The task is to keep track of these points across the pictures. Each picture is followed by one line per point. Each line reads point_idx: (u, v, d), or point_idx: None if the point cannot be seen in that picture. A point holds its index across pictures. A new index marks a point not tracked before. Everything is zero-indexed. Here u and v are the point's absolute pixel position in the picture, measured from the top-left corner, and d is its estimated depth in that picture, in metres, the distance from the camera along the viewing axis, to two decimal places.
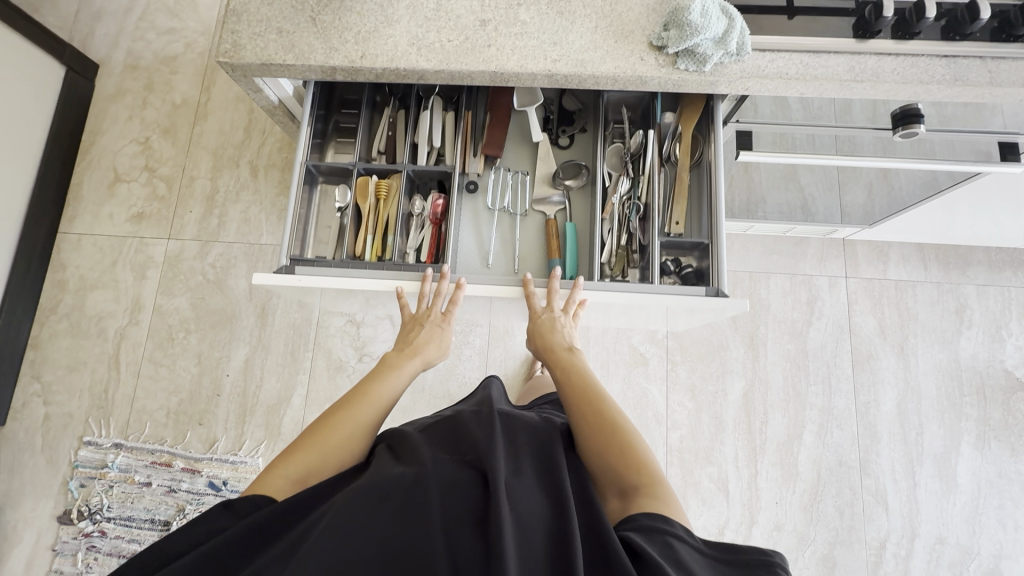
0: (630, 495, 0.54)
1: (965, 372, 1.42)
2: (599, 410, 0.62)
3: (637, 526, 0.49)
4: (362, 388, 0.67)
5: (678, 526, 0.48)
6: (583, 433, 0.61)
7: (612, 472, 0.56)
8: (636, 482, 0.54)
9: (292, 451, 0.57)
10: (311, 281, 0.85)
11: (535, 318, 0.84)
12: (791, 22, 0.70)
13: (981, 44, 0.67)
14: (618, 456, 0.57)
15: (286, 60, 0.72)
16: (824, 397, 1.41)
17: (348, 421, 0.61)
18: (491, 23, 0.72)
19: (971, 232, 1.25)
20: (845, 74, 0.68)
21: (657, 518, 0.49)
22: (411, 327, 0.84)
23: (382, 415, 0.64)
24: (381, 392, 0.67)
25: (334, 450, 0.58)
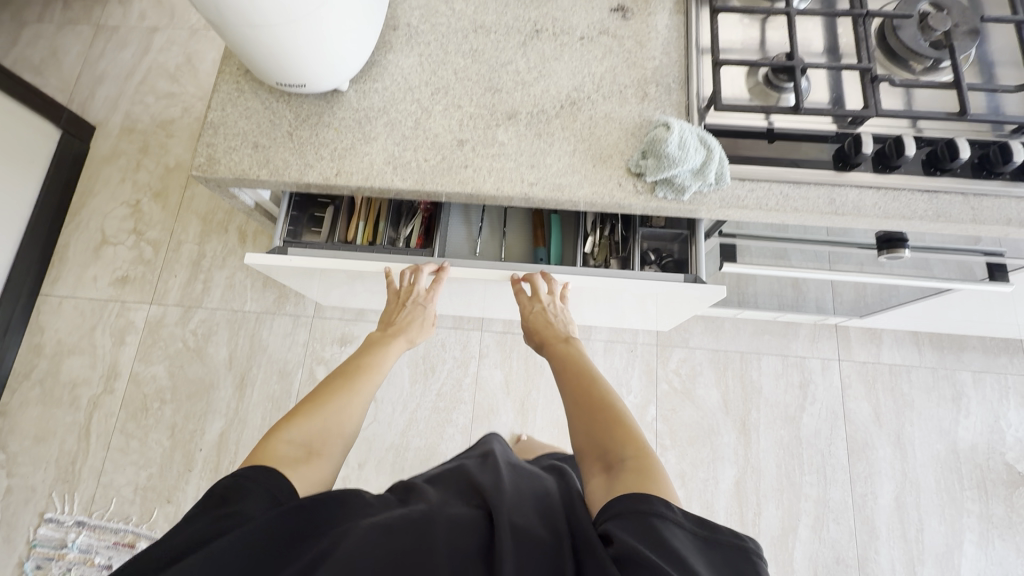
0: (616, 469, 0.56)
1: (964, 464, 1.37)
2: (593, 401, 0.67)
3: (616, 508, 0.48)
4: (348, 370, 0.75)
5: (659, 504, 0.47)
6: (578, 424, 0.65)
7: (601, 451, 0.59)
8: (626, 455, 0.57)
9: (289, 421, 0.62)
10: (304, 259, 0.77)
11: (527, 312, 0.83)
12: (772, 145, 0.70)
13: (961, 180, 0.66)
14: (609, 435, 0.61)
15: (259, 175, 0.71)
16: (819, 486, 1.36)
17: (338, 396, 0.69)
18: (468, 143, 0.71)
19: (963, 326, 1.23)
20: (825, 206, 0.67)
21: (636, 496, 0.48)
22: (396, 307, 0.85)
23: (371, 387, 0.73)
24: (370, 368, 0.76)
25: (330, 417, 0.65)
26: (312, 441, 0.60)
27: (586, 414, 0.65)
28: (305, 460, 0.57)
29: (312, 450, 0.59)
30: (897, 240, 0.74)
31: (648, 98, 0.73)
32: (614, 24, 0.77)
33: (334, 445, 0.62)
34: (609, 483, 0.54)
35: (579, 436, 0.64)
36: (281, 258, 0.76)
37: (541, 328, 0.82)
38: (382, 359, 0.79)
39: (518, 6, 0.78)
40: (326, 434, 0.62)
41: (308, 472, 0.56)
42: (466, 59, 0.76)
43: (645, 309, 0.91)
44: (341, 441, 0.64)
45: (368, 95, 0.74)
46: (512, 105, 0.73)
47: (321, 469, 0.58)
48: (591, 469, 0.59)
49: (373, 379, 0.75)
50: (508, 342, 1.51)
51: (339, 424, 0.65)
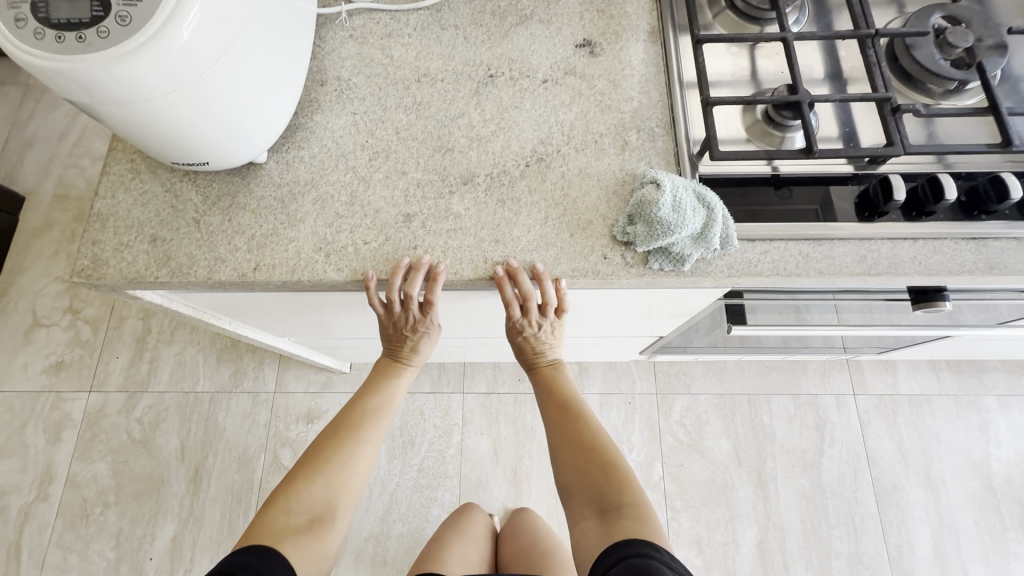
0: (613, 516, 0.59)
1: (1003, 501, 1.25)
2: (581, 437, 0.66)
3: (608, 560, 0.53)
4: (357, 407, 0.66)
5: (642, 544, 0.53)
6: (562, 461, 0.66)
7: (588, 491, 0.62)
8: (620, 502, 0.60)
9: (290, 480, 0.60)
10: (237, 296, 0.64)
11: (513, 332, 0.66)
12: (780, 193, 0.58)
13: (1013, 223, 0.55)
14: (602, 479, 0.62)
15: (159, 277, 0.57)
16: (851, 542, 1.22)
17: (346, 445, 0.63)
18: (417, 218, 0.59)
19: (990, 350, 1.13)
20: (855, 266, 0.55)
21: (621, 544, 0.54)
22: (397, 335, 0.66)
23: (381, 428, 0.66)
24: (379, 404, 0.67)
25: (334, 480, 0.61)
26: (318, 506, 0.59)
27: (570, 450, 0.65)
28: (308, 530, 0.57)
29: (316, 519, 0.58)
30: (936, 295, 0.64)
31: (628, 148, 0.61)
32: (580, 62, 0.65)
33: (341, 507, 0.60)
34: (605, 530, 0.58)
35: (564, 472, 0.65)
36: (211, 294, 0.64)
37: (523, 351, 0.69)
38: (393, 388, 0.68)
39: (467, 48, 0.67)
40: (331, 499, 0.60)
41: (309, 549, 0.56)
42: (409, 115, 0.63)
43: (644, 315, 0.78)
44: (348, 501, 0.61)
45: (292, 166, 0.61)
46: (467, 167, 0.61)
47: (325, 538, 0.58)
48: (581, 511, 0.62)
49: (383, 415, 0.67)
50: (494, 405, 1.36)
51: (345, 483, 0.61)
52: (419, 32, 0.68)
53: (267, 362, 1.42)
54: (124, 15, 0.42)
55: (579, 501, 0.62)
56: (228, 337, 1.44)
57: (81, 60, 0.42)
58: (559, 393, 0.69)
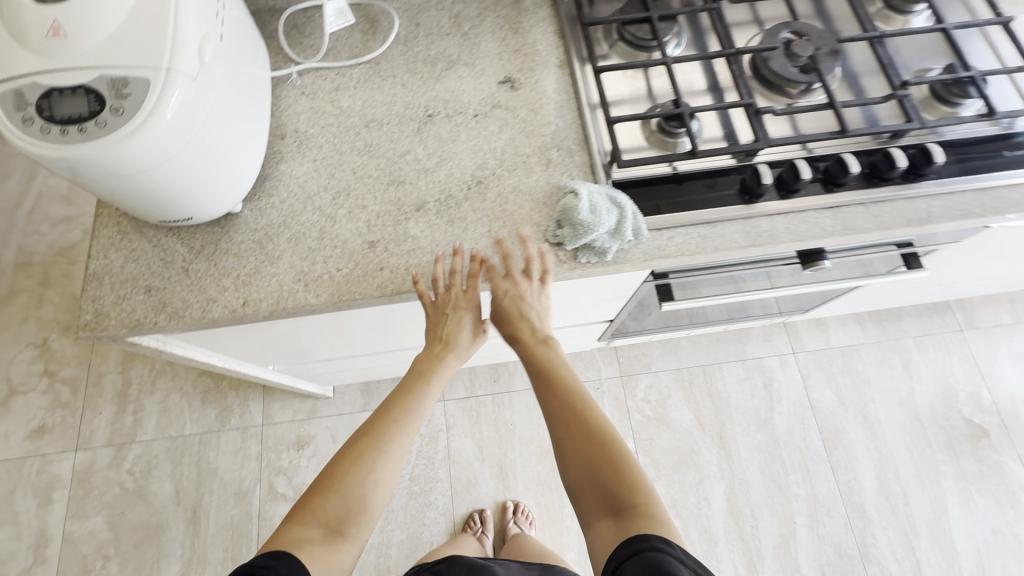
0: (626, 516, 0.58)
1: (930, 429, 1.42)
2: (596, 431, 0.62)
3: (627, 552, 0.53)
4: (386, 417, 0.63)
5: (660, 543, 0.53)
6: (575, 455, 0.62)
7: (601, 487, 0.60)
8: (634, 503, 0.58)
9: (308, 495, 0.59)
10: (229, 330, 0.72)
11: (503, 295, 0.66)
12: (680, 188, 0.71)
13: (858, 191, 0.69)
14: (617, 477, 0.60)
15: (158, 321, 0.65)
16: (807, 484, 1.36)
17: (370, 457, 0.61)
18: (380, 244, 0.68)
19: (897, 297, 1.30)
20: (742, 240, 0.68)
21: (635, 540, 0.54)
22: (437, 318, 0.67)
23: (407, 438, 0.63)
24: (408, 412, 0.64)
25: (352, 493, 0.59)
26: (334, 518, 0.58)
27: (586, 445, 0.61)
28: (324, 542, 0.56)
29: (332, 531, 0.57)
30: (818, 256, 0.76)
31: (551, 164, 0.72)
32: (504, 96, 0.77)
33: (359, 520, 0.59)
34: (618, 529, 0.57)
35: (578, 470, 0.61)
36: (205, 332, 0.72)
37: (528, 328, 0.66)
38: (423, 393, 0.66)
39: (406, 93, 0.77)
40: (349, 511, 0.58)
41: (324, 560, 0.55)
42: (362, 156, 0.73)
43: (590, 303, 0.90)
44: (367, 513, 0.59)
45: (265, 212, 0.70)
46: (418, 196, 0.71)
47: (341, 553, 0.56)
48: (594, 509, 0.60)
49: (410, 424, 0.64)
50: (474, 408, 1.46)
51: (363, 496, 0.59)
52: (363, 84, 0.78)
53: (252, 397, 1.47)
54: (118, 107, 0.51)
55: (593, 499, 0.60)
56: (211, 379, 1.49)
57: (85, 146, 0.51)
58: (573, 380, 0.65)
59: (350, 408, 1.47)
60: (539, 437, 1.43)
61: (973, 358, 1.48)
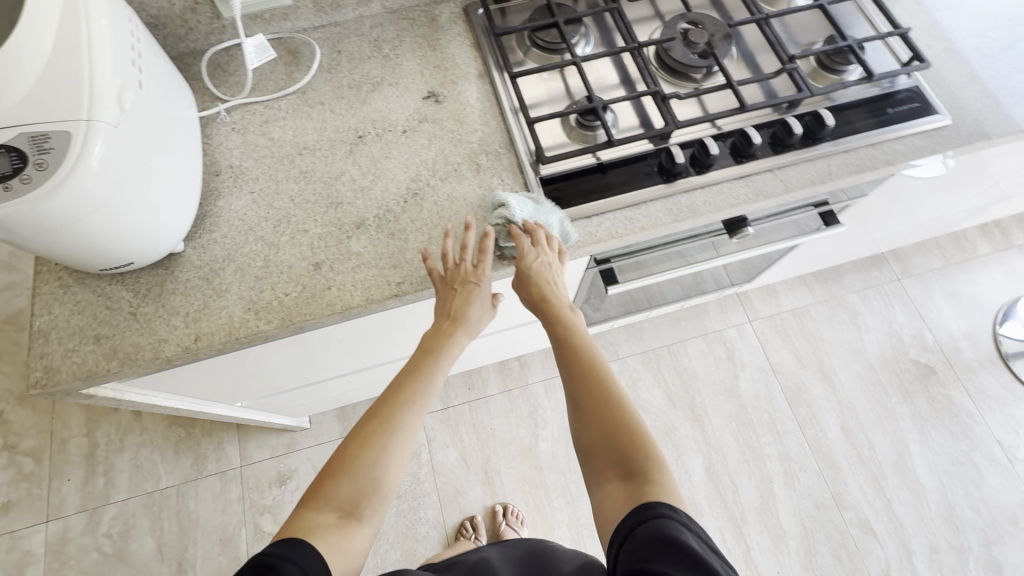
0: (637, 479, 0.59)
1: (883, 374, 1.50)
2: (606, 399, 0.63)
3: (636, 519, 0.55)
4: (397, 397, 0.61)
5: (669, 509, 0.55)
6: (587, 424, 0.63)
7: (612, 454, 0.61)
8: (644, 468, 0.59)
9: (320, 480, 0.58)
10: (186, 369, 0.73)
11: (524, 265, 0.67)
12: (606, 175, 0.75)
13: (764, 159, 0.76)
14: (627, 443, 0.61)
15: (110, 368, 0.66)
16: (778, 444, 1.43)
17: (382, 439, 0.59)
18: (325, 264, 0.71)
19: (833, 256, 1.38)
20: (666, 217, 0.73)
21: (643, 507, 0.55)
22: (446, 290, 0.67)
23: (418, 417, 0.61)
24: (419, 390, 0.62)
25: (364, 475, 0.57)
26: (348, 502, 0.57)
27: (597, 413, 0.63)
28: (339, 525, 0.56)
29: (347, 515, 0.56)
30: (742, 224, 0.82)
31: (482, 169, 0.76)
32: (430, 109, 0.80)
33: (373, 503, 0.58)
34: (629, 494, 0.58)
35: (589, 438, 0.63)
36: (162, 374, 0.72)
37: (546, 300, 0.67)
38: (434, 370, 0.64)
39: (335, 118, 0.80)
40: (362, 495, 0.57)
41: (337, 545, 0.54)
42: (298, 183, 0.76)
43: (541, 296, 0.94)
44: (381, 496, 0.58)
45: (208, 247, 0.72)
46: (357, 214, 0.73)
47: (355, 536, 0.56)
48: (604, 472, 0.61)
49: (421, 402, 0.62)
50: (452, 418, 1.47)
51: (376, 479, 0.58)
52: (292, 113, 0.80)
53: (227, 440, 1.45)
54: (40, 162, 0.52)
55: (602, 463, 0.62)
56: (183, 428, 1.46)
57: (12, 205, 0.51)
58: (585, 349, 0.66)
59: (329, 436, 1.46)
60: (519, 437, 1.45)
61: (912, 304, 1.58)
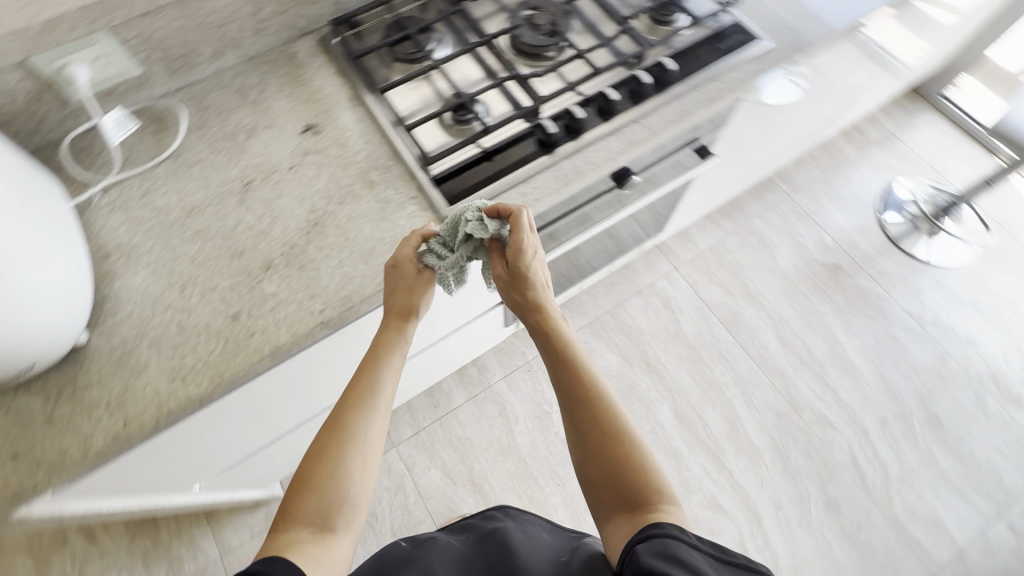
0: (641, 508, 0.61)
1: (800, 282, 1.64)
2: (605, 419, 0.65)
3: (641, 536, 0.56)
4: (355, 406, 0.62)
5: (674, 529, 0.56)
6: (588, 444, 0.65)
7: (615, 480, 0.63)
8: (650, 497, 0.62)
9: (291, 499, 0.58)
10: (125, 460, 0.70)
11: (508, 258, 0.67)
12: (493, 161, 0.79)
13: (627, 112, 0.83)
14: (630, 471, 0.63)
15: (37, 481, 0.62)
16: (731, 371, 1.52)
17: (347, 450, 0.60)
18: (243, 313, 0.70)
19: (726, 189, 1.51)
20: (556, 184, 0.78)
21: (649, 527, 0.57)
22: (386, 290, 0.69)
23: (376, 420, 0.62)
24: (372, 392, 0.63)
25: (330, 485, 0.58)
26: (321, 515, 0.57)
27: (599, 435, 0.65)
28: (314, 539, 0.56)
29: (321, 528, 0.57)
30: (627, 175, 0.86)
31: (374, 184, 0.78)
32: (310, 142, 0.82)
33: (346, 512, 0.58)
34: (635, 521, 0.60)
35: (593, 466, 0.64)
36: (98, 473, 0.69)
37: (535, 309, 0.69)
38: (387, 370, 0.65)
39: (217, 172, 0.80)
40: (332, 507, 0.58)
41: (314, 557, 0.54)
42: (195, 243, 0.75)
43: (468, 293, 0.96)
44: (351, 502, 0.59)
45: (115, 330, 0.69)
46: (263, 257, 0.74)
47: (331, 546, 0.56)
48: (612, 505, 0.63)
49: (377, 405, 0.63)
50: (426, 440, 1.46)
51: (341, 488, 0.58)
52: (171, 178, 0.79)
53: (199, 536, 1.37)
54: None
55: (609, 495, 0.63)
56: (146, 538, 1.36)
57: None
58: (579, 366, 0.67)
59: None
60: (496, 438, 1.47)
61: (807, 214, 1.74)
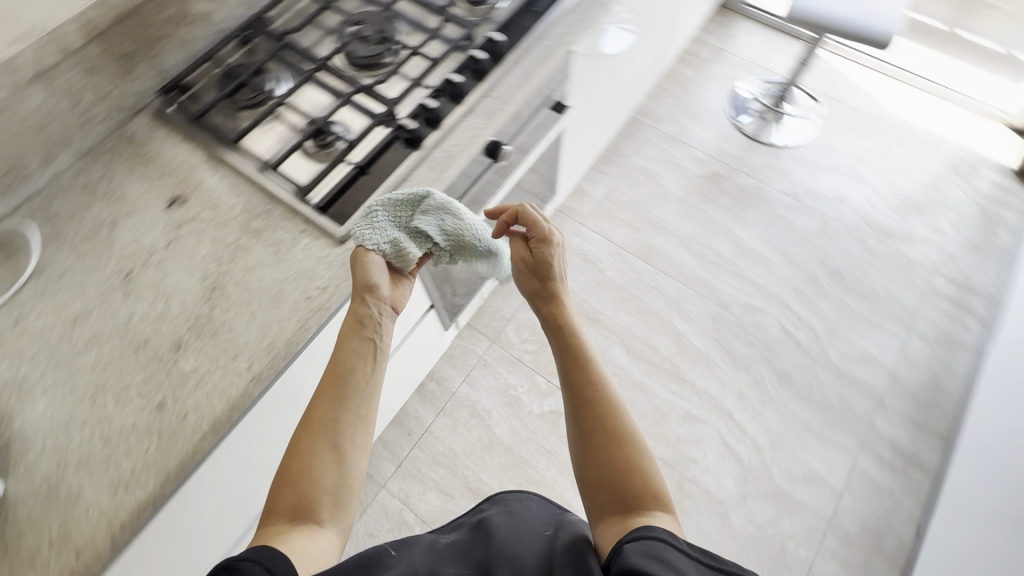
0: (635, 509, 0.65)
1: (690, 198, 1.79)
2: (604, 415, 0.70)
3: (631, 535, 0.59)
4: (324, 399, 0.67)
5: (664, 533, 0.59)
6: (586, 435, 0.70)
7: (612, 480, 0.67)
8: (645, 500, 0.65)
9: (278, 491, 0.64)
10: None
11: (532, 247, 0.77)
12: (368, 173, 0.81)
13: (475, 89, 0.88)
14: (625, 474, 0.67)
15: None
16: (662, 296, 1.63)
17: (321, 446, 0.65)
18: (168, 399, 0.68)
19: (598, 137, 1.61)
20: (434, 174, 0.82)
21: (640, 528, 0.60)
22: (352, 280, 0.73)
23: (346, 411, 0.67)
24: (338, 385, 0.68)
25: (307, 480, 0.63)
26: (301, 506, 0.63)
27: (600, 429, 0.70)
28: (295, 527, 0.61)
29: (301, 518, 0.62)
30: (499, 147, 0.90)
31: (259, 231, 0.78)
32: (178, 213, 0.79)
33: (326, 504, 0.63)
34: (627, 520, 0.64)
35: (591, 463, 0.69)
36: None
37: (552, 303, 0.78)
38: (354, 361, 0.69)
39: (90, 274, 0.75)
40: (311, 499, 0.63)
41: (295, 544, 0.59)
42: (92, 351, 0.70)
43: None
44: (327, 492, 0.64)
45: (33, 468, 0.64)
46: (169, 339, 0.71)
47: (313, 533, 0.62)
48: (607, 505, 0.67)
49: (346, 397, 0.67)
50: (411, 468, 1.44)
51: (317, 481, 0.63)
52: (41, 297, 0.74)
53: None
54: None
55: (605, 497, 0.67)
56: None
57: None
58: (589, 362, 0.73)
59: None
60: (477, 439, 1.48)
61: (675, 139, 1.90)
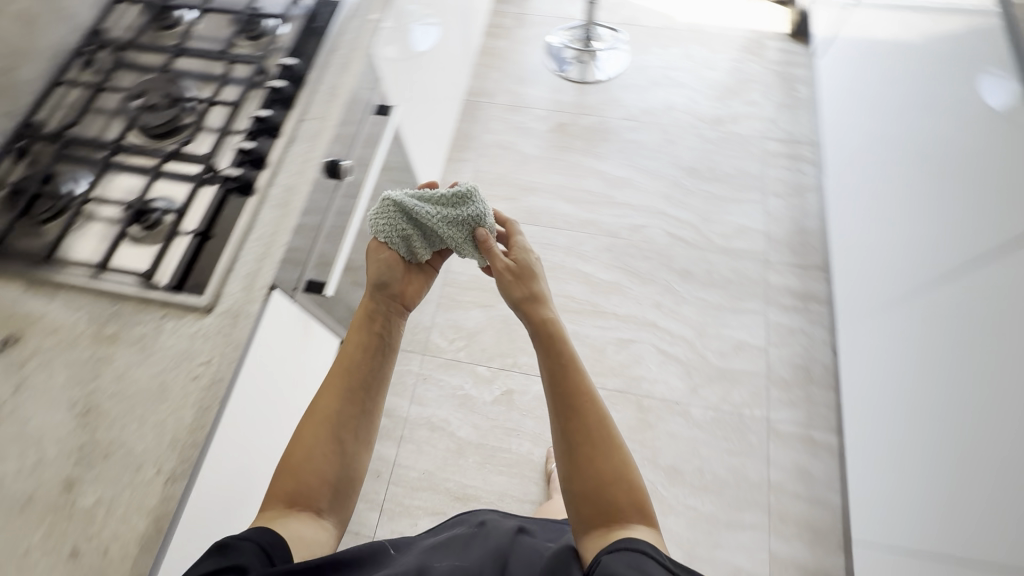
0: (620, 518, 0.69)
1: (547, 153, 1.88)
2: (589, 428, 0.72)
3: (614, 547, 0.63)
4: (328, 392, 0.75)
5: (642, 545, 0.63)
6: (571, 444, 0.72)
7: (599, 494, 0.70)
8: (629, 510, 0.69)
9: (279, 472, 0.71)
10: None
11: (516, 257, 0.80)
12: (212, 236, 0.78)
13: (289, 117, 0.86)
14: (609, 486, 0.70)
15: None
16: (557, 248, 1.70)
17: (323, 434, 0.73)
18: (79, 543, 0.59)
19: (440, 128, 1.64)
20: (280, 210, 0.80)
21: (627, 540, 0.64)
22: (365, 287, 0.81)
23: (348, 404, 0.75)
24: (343, 379, 0.76)
25: (309, 470, 0.71)
26: (296, 495, 0.70)
27: (584, 439, 0.72)
28: (291, 511, 0.69)
29: (296, 505, 0.69)
30: (338, 165, 0.89)
31: (115, 334, 0.71)
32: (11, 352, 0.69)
33: (324, 494, 0.72)
34: (610, 530, 0.68)
35: (576, 476, 0.71)
36: None
37: (536, 312, 0.78)
38: (355, 356, 0.77)
39: None
40: (311, 489, 0.70)
41: (295, 531, 0.67)
42: None
43: (291, 354, 0.94)
44: (322, 485, 0.71)
45: None
46: (54, 483, 0.62)
47: (303, 520, 0.69)
48: (591, 517, 0.70)
49: (348, 394, 0.75)
50: (392, 506, 1.40)
51: (318, 472, 0.71)
52: None
53: None
54: None
55: (590, 510, 0.70)
56: None
57: None
58: (576, 377, 0.74)
59: None
60: (445, 450, 1.47)
61: (513, 106, 1.98)
